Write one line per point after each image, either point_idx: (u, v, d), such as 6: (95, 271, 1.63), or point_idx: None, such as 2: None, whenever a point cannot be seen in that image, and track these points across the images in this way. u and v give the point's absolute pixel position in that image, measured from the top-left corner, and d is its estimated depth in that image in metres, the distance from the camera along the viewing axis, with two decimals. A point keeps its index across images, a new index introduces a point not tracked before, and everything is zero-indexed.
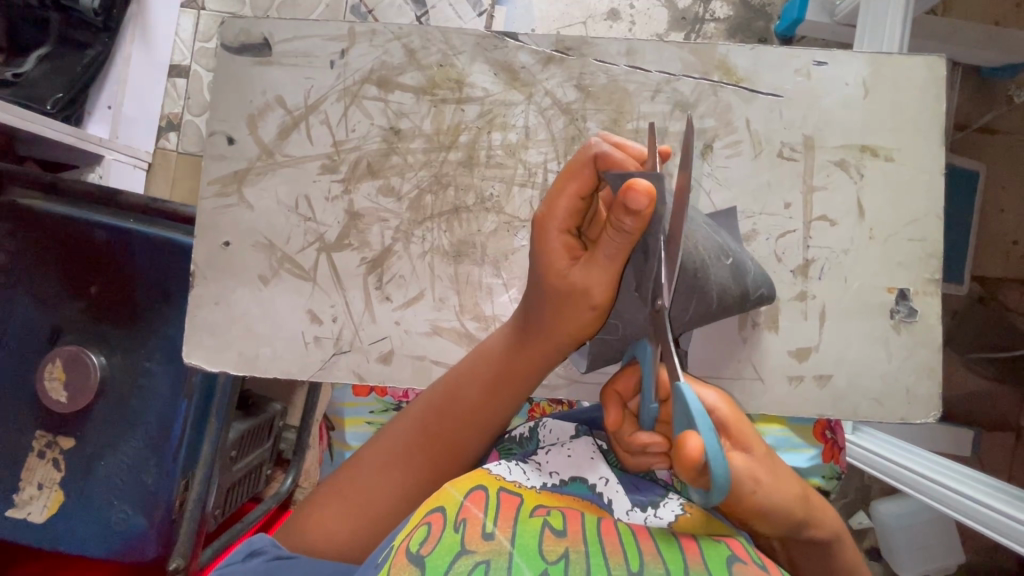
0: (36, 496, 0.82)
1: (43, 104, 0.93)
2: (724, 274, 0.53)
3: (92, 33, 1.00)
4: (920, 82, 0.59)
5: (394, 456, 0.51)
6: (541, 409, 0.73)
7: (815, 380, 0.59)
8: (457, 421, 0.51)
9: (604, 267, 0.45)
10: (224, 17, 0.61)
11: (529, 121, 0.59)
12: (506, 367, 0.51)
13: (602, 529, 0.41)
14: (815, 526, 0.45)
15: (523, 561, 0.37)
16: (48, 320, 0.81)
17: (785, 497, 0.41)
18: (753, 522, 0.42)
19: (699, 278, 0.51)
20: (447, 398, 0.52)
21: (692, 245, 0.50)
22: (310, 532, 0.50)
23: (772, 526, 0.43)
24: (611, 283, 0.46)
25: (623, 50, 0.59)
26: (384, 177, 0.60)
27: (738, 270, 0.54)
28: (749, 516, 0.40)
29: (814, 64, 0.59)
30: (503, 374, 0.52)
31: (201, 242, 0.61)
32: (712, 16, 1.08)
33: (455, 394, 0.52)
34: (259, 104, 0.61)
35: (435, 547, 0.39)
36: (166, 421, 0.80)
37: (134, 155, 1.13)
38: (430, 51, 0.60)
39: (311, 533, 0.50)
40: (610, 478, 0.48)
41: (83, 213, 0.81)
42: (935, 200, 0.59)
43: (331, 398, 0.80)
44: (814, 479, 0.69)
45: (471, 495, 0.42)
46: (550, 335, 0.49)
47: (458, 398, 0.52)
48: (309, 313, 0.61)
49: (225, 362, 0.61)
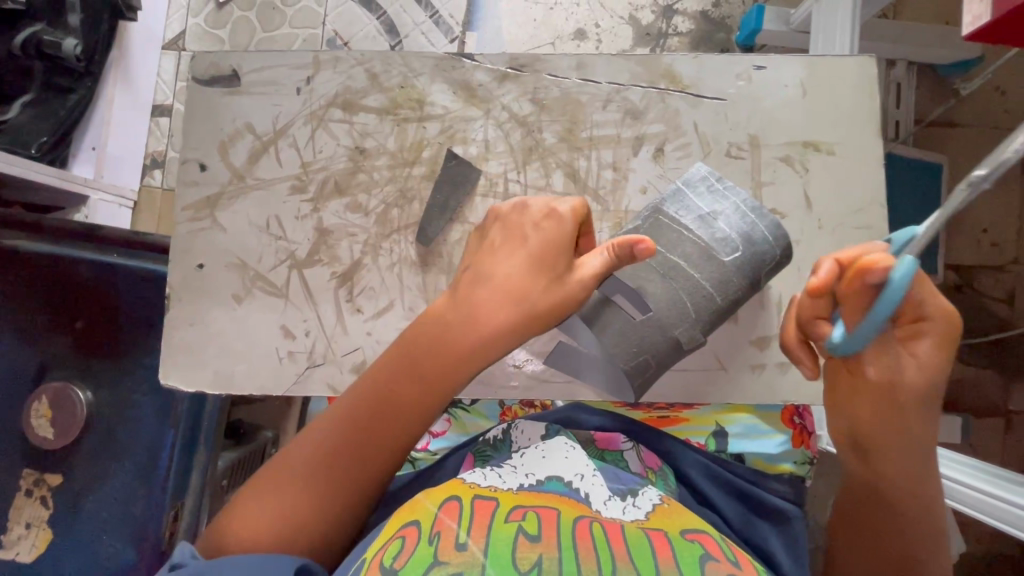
0: (24, 536, 0.82)
1: (27, 148, 0.97)
2: (714, 312, 0.55)
3: (74, 78, 1.04)
4: (854, 79, 0.61)
5: (335, 450, 0.51)
6: (513, 413, 0.75)
7: (778, 366, 0.60)
8: (398, 399, 0.51)
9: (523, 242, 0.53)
10: (195, 52, 0.64)
11: (488, 134, 0.62)
12: (445, 340, 0.51)
13: (576, 533, 0.42)
14: (922, 506, 0.48)
15: (495, 571, 0.39)
16: (35, 357, 0.82)
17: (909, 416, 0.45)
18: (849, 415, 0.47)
19: (686, 302, 0.54)
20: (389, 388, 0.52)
21: (672, 296, 0.54)
22: (235, 537, 0.49)
23: (872, 467, 0.48)
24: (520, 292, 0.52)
25: (573, 65, 0.62)
26: (352, 195, 0.62)
27: (727, 309, 0.55)
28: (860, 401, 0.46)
29: (753, 69, 0.62)
30: (442, 345, 0.52)
31: (176, 266, 0.63)
32: (675, 31, 1.14)
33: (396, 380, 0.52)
34: (230, 131, 0.63)
35: (409, 560, 0.41)
36: (154, 451, 0.81)
37: (120, 194, 1.16)
38: (392, 74, 0.63)
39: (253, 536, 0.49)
40: (584, 473, 0.49)
41: (67, 249, 0.82)
42: (878, 189, 0.61)
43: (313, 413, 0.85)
44: (786, 465, 0.68)
45: (445, 506, 0.45)
46: (503, 303, 0.51)
47: (396, 386, 0.51)
48: (283, 328, 0.62)
49: (202, 381, 0.62)
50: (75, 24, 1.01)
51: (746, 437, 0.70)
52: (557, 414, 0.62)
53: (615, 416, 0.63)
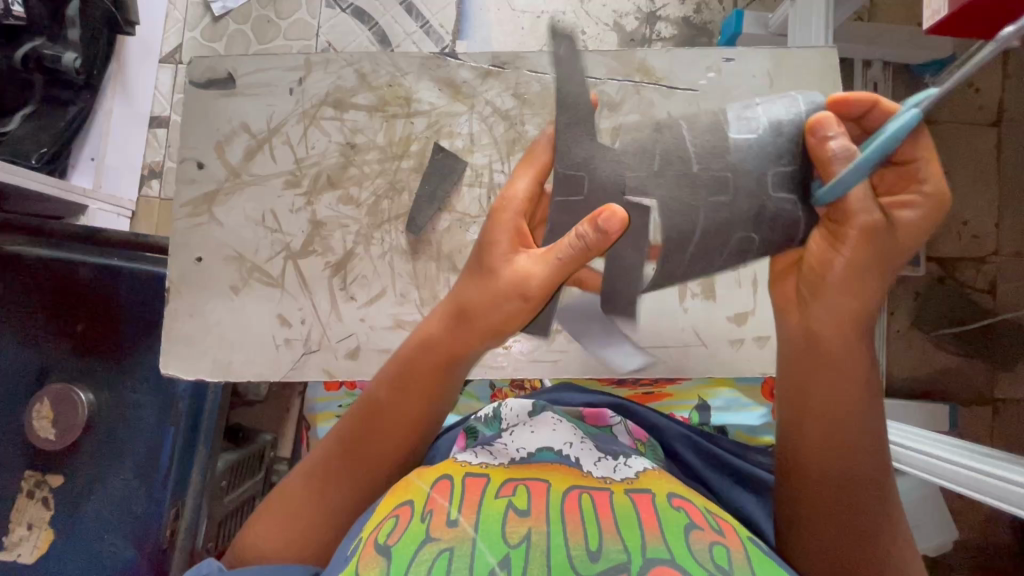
0: (26, 537, 0.83)
1: (28, 160, 1.00)
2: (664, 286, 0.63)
3: (74, 91, 1.08)
4: (818, 69, 0.65)
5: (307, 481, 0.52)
6: (503, 396, 0.77)
7: (756, 342, 0.63)
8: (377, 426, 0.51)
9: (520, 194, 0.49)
10: (191, 57, 0.67)
11: (472, 128, 0.65)
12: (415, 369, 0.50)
13: (565, 507, 0.44)
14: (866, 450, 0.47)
15: (486, 547, 0.41)
16: (36, 359, 0.84)
17: (862, 301, 0.44)
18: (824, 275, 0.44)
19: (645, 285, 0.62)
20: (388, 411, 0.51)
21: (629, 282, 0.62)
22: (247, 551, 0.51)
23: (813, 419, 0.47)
24: (550, 281, 0.45)
25: (553, 61, 0.65)
26: (344, 188, 0.65)
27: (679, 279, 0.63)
28: (830, 281, 0.44)
29: (723, 61, 0.65)
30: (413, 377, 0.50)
31: (175, 260, 0.65)
32: (658, 36, 1.18)
33: (396, 403, 0.51)
34: (226, 131, 0.66)
35: (403, 536, 0.43)
36: (155, 449, 0.82)
37: (118, 204, 1.18)
38: (380, 74, 0.66)
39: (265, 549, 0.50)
40: (572, 441, 0.51)
41: (66, 252, 0.84)
42: None
43: (307, 398, 0.87)
44: (767, 437, 0.72)
45: (437, 485, 0.46)
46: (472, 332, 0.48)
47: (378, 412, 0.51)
48: (279, 317, 0.64)
49: (201, 370, 0.64)
50: (75, 38, 1.04)
51: (728, 410, 0.75)
52: (545, 395, 0.68)
53: (600, 395, 0.67)
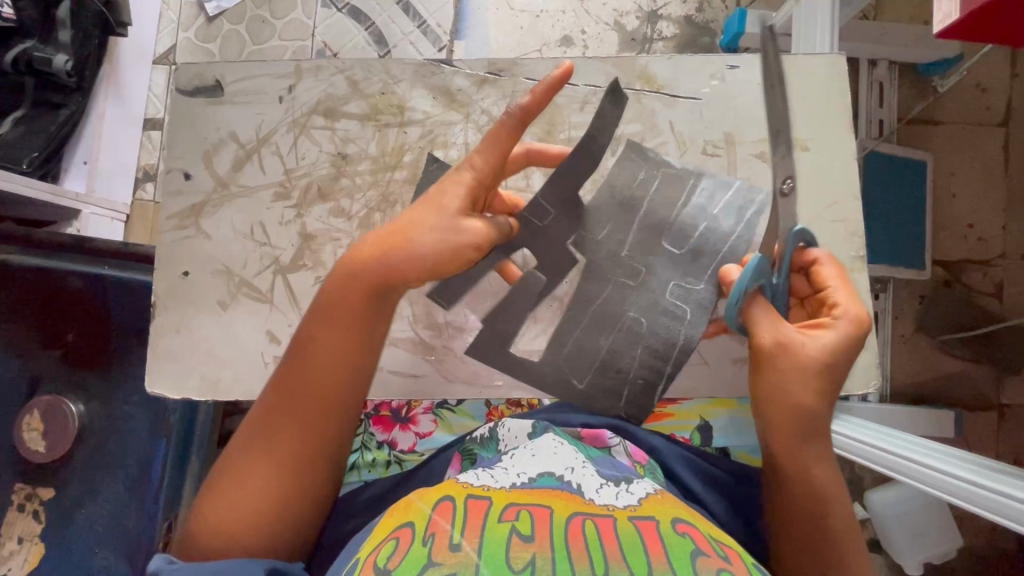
0: (15, 551, 0.81)
1: (19, 164, 0.97)
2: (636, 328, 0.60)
3: (65, 93, 1.06)
4: (824, 76, 0.63)
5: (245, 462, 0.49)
6: (500, 413, 0.75)
7: None
8: (307, 392, 0.50)
9: (466, 170, 0.51)
10: (179, 64, 0.65)
11: (468, 138, 0.63)
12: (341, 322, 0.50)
13: (569, 532, 0.42)
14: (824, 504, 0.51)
15: (489, 571, 0.39)
16: (26, 371, 0.83)
17: (799, 393, 0.50)
18: (772, 376, 0.51)
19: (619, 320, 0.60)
20: (308, 355, 0.50)
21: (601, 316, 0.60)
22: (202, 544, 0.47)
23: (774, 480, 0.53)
24: (465, 239, 0.50)
25: (550, 68, 0.63)
26: (335, 200, 0.63)
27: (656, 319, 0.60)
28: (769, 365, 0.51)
29: (727, 68, 0.63)
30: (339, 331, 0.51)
31: (162, 274, 0.63)
32: (659, 35, 1.15)
33: (309, 372, 0.50)
34: (214, 140, 0.64)
35: (403, 560, 0.40)
36: (146, 462, 0.81)
37: (112, 207, 1.16)
38: (373, 81, 0.64)
39: (212, 540, 0.47)
40: (574, 467, 0.50)
41: (53, 261, 0.82)
42: (850, 183, 0.62)
43: None
44: None
45: (439, 507, 0.45)
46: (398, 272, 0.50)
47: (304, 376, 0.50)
48: (268, 333, 0.62)
49: (188, 388, 0.62)
50: (66, 40, 1.01)
51: (733, 429, 0.72)
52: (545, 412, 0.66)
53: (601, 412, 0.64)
